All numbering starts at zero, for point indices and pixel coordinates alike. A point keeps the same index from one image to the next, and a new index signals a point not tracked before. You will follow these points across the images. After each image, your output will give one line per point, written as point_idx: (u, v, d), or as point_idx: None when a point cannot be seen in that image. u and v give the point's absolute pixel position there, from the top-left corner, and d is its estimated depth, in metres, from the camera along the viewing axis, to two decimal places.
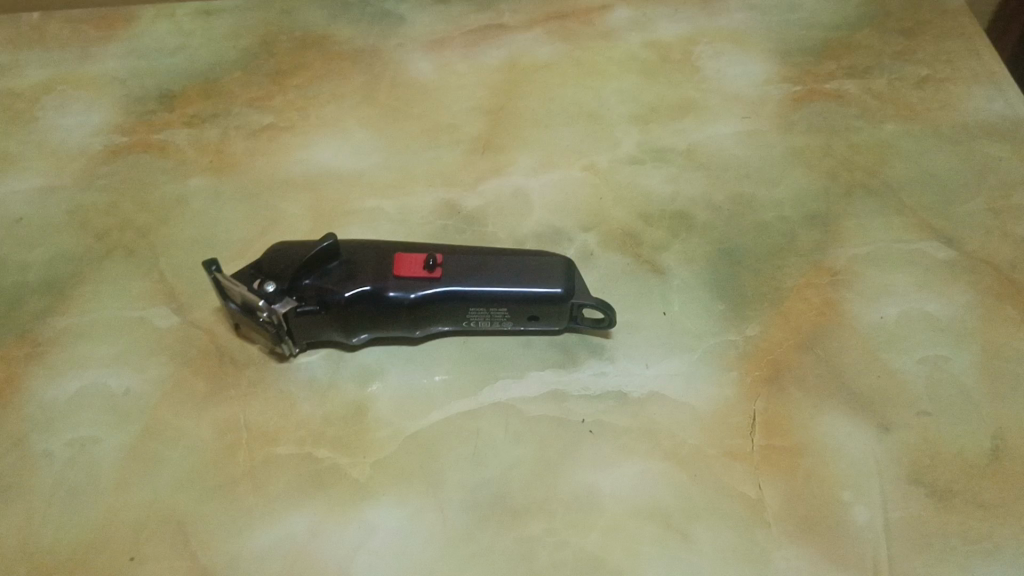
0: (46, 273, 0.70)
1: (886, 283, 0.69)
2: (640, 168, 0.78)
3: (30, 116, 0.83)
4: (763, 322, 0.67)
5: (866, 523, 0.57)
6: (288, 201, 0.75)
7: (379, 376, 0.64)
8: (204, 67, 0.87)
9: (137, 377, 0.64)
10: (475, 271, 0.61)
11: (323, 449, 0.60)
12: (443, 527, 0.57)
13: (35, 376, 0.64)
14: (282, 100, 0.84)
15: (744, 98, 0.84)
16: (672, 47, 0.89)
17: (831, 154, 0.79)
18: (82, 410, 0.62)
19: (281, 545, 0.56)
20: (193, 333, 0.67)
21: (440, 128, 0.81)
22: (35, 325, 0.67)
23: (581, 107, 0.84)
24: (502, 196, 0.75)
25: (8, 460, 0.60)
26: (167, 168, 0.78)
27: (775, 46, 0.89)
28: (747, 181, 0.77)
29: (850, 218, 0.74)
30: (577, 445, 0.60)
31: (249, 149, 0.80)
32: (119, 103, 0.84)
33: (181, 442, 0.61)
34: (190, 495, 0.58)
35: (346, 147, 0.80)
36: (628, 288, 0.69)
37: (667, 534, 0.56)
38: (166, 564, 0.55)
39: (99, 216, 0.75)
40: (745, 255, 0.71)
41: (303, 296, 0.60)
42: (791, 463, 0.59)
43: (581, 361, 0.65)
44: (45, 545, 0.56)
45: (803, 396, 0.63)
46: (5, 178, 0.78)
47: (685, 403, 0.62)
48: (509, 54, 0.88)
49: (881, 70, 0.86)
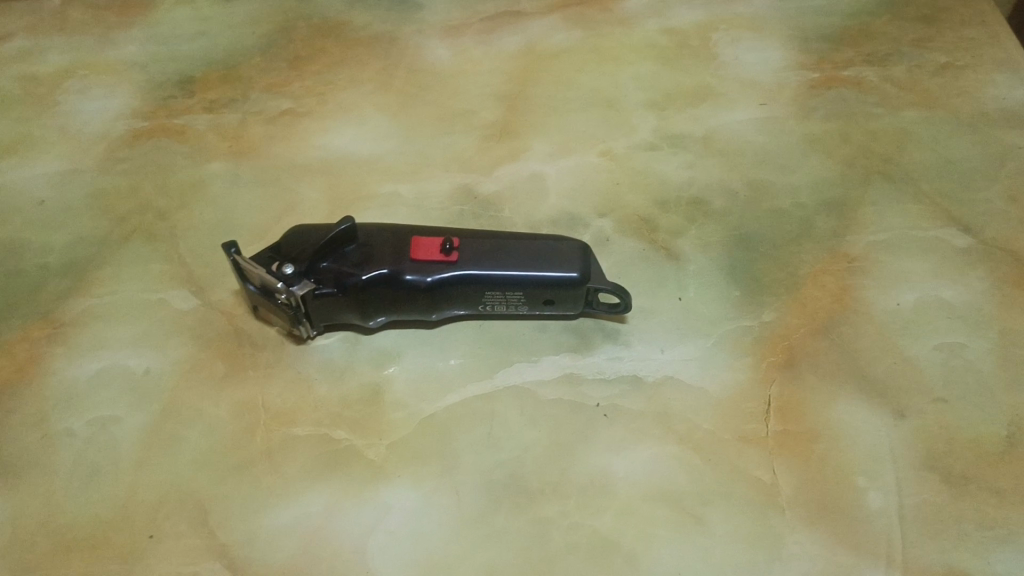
0: (67, 255, 0.71)
1: (902, 269, 0.69)
2: (656, 154, 0.78)
3: (51, 100, 0.84)
4: (779, 308, 0.67)
5: (881, 508, 0.57)
6: (305, 185, 0.76)
7: (396, 359, 0.65)
8: (223, 53, 0.88)
9: (157, 358, 0.65)
10: (492, 255, 0.61)
11: (340, 430, 0.61)
12: (458, 508, 0.57)
13: (57, 356, 0.65)
14: (300, 85, 0.85)
15: (762, 84, 0.84)
16: (689, 34, 0.89)
17: (848, 141, 0.78)
18: (103, 390, 0.63)
19: (299, 524, 0.57)
20: (212, 315, 0.67)
21: (457, 114, 0.82)
22: (57, 306, 0.68)
23: (598, 93, 0.84)
24: (518, 182, 0.75)
25: (30, 438, 0.61)
26: (186, 152, 0.79)
27: (794, 33, 0.88)
28: (764, 168, 0.77)
29: (867, 206, 0.73)
30: (591, 428, 0.61)
31: (267, 133, 0.80)
32: (139, 88, 0.85)
33: (199, 422, 0.62)
34: (209, 474, 0.59)
35: (363, 133, 0.80)
36: (644, 273, 0.69)
37: (680, 517, 0.56)
38: (185, 542, 0.56)
39: (119, 199, 0.75)
40: (761, 241, 0.71)
41: (320, 279, 0.61)
42: (806, 449, 0.59)
43: (596, 346, 0.65)
44: (66, 522, 0.57)
45: (818, 382, 0.63)
46: (27, 161, 0.79)
47: (699, 388, 0.62)
48: (526, 40, 0.88)
49: (900, 57, 0.85)
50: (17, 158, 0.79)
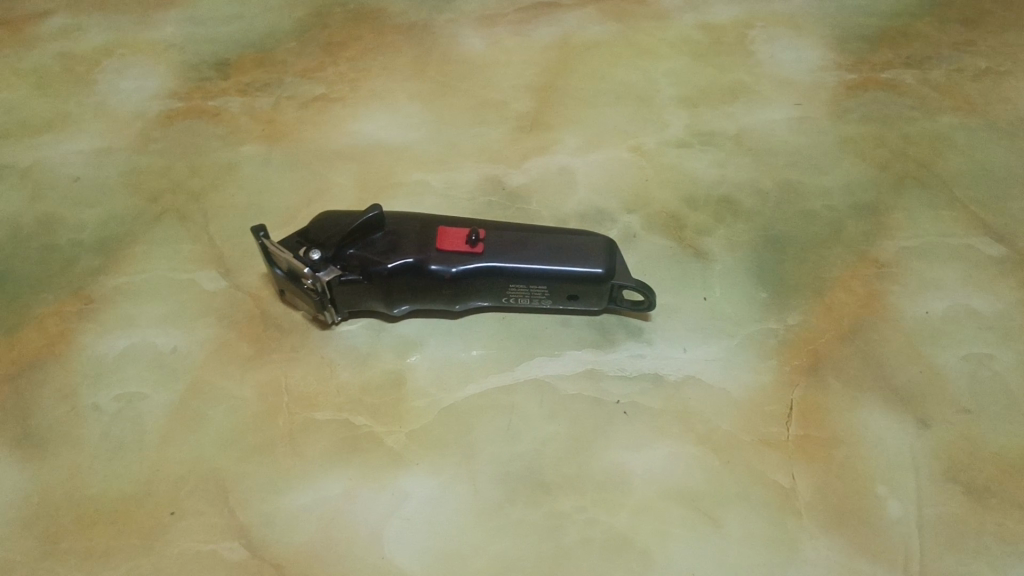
0: (100, 232, 0.72)
1: (932, 277, 0.68)
2: (687, 151, 0.77)
3: (89, 78, 0.85)
4: (805, 311, 0.66)
5: (900, 517, 0.56)
6: (335, 171, 0.76)
7: (418, 347, 0.65)
8: (259, 36, 0.88)
9: (184, 337, 0.66)
10: (517, 248, 0.61)
11: (361, 416, 0.61)
12: (475, 498, 0.58)
13: (87, 332, 0.66)
14: (334, 71, 0.85)
15: (797, 84, 0.83)
16: (726, 31, 0.88)
17: (883, 145, 0.77)
18: (130, 367, 0.64)
19: (317, 507, 0.57)
20: (240, 297, 0.68)
21: (489, 104, 0.82)
22: (89, 283, 0.69)
23: (631, 87, 0.83)
24: (547, 175, 0.75)
25: (58, 412, 0.62)
26: (219, 134, 0.79)
27: (832, 32, 0.87)
28: (796, 168, 0.76)
29: (899, 210, 0.73)
30: (610, 424, 0.61)
31: (299, 118, 0.81)
32: (175, 69, 0.85)
33: (223, 402, 0.62)
34: (231, 454, 0.60)
35: (394, 121, 0.80)
36: (670, 271, 0.69)
37: (697, 517, 0.56)
38: (205, 520, 0.57)
39: (152, 179, 0.76)
40: (790, 243, 0.71)
41: (346, 265, 0.61)
42: (826, 454, 0.59)
43: (618, 342, 0.65)
44: (91, 495, 0.58)
45: (841, 387, 0.62)
46: (64, 138, 0.80)
47: (720, 389, 0.62)
48: (560, 32, 0.88)
49: (940, 61, 0.84)
50: (54, 135, 0.80)
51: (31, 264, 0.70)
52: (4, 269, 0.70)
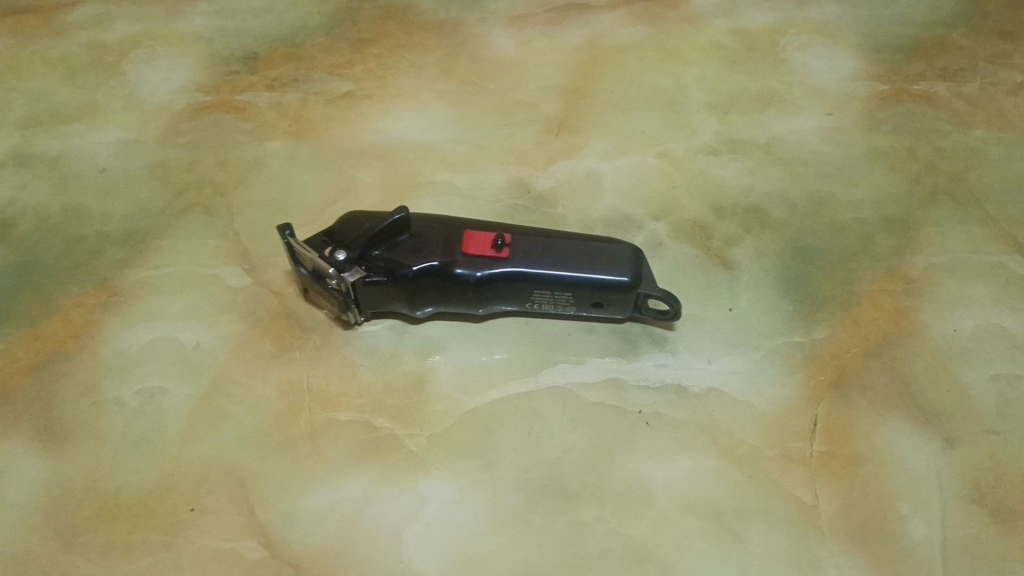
0: (126, 225, 0.73)
1: (962, 294, 0.67)
2: (715, 159, 0.77)
3: (118, 69, 0.85)
4: (832, 326, 0.65)
5: (924, 538, 0.56)
6: (362, 170, 0.76)
7: (441, 349, 0.65)
8: (288, 31, 0.88)
9: (207, 333, 0.66)
10: (543, 254, 0.61)
11: (382, 417, 0.61)
12: (495, 505, 0.57)
13: (111, 325, 0.66)
14: (362, 68, 0.85)
15: (829, 93, 0.82)
16: (758, 37, 0.87)
17: (915, 157, 0.76)
18: (152, 361, 0.64)
19: (336, 509, 0.57)
20: (264, 294, 0.68)
21: (517, 106, 0.81)
22: (114, 275, 0.69)
23: (660, 92, 0.82)
24: (574, 179, 0.75)
25: (81, 405, 0.62)
26: (246, 129, 0.79)
27: (866, 41, 0.86)
28: (826, 179, 0.75)
29: (930, 225, 0.72)
30: (632, 434, 0.60)
31: (326, 115, 0.80)
32: (203, 62, 0.85)
33: (245, 399, 0.62)
34: (252, 452, 0.60)
35: (421, 120, 0.80)
36: (696, 280, 0.68)
37: (717, 531, 0.56)
38: (225, 518, 0.57)
39: (178, 172, 0.76)
40: (818, 255, 0.70)
41: (371, 266, 0.61)
42: (850, 471, 0.58)
43: (642, 351, 0.64)
44: (112, 489, 0.58)
45: (866, 404, 0.62)
46: (91, 129, 0.80)
47: (744, 402, 0.62)
48: (590, 34, 0.87)
49: (975, 73, 0.83)
50: (82, 126, 0.80)
51: (57, 255, 0.71)
52: (30, 259, 0.70)
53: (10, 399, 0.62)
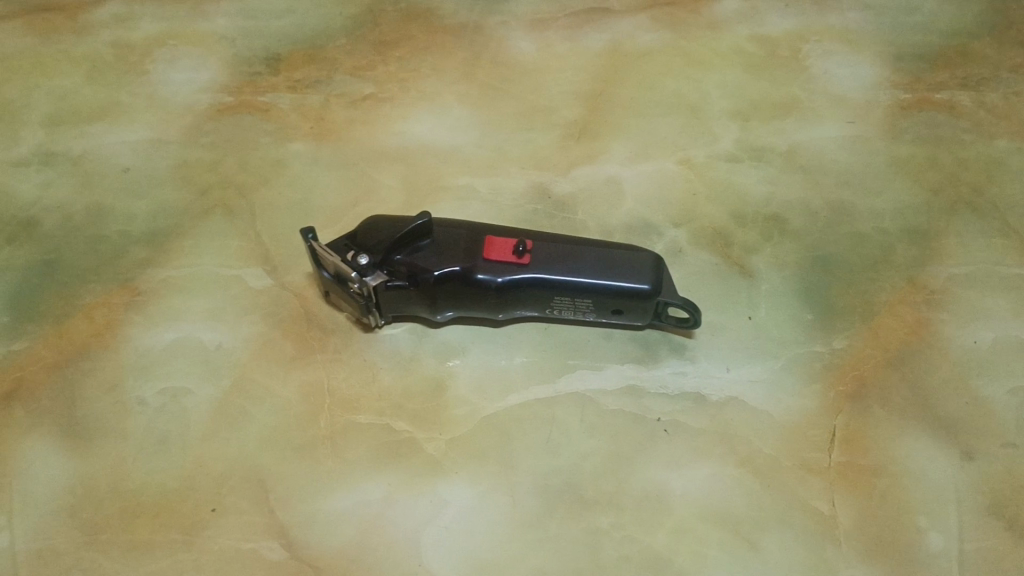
0: (149, 224, 0.73)
1: (983, 306, 0.67)
2: (736, 166, 0.77)
3: (141, 69, 0.86)
4: (852, 336, 0.65)
5: (940, 550, 0.56)
6: (383, 173, 0.76)
7: (461, 353, 0.65)
8: (311, 31, 0.88)
9: (229, 333, 0.66)
10: (564, 260, 0.61)
11: (402, 421, 0.62)
12: (513, 510, 0.58)
13: (134, 324, 0.67)
14: (384, 70, 0.85)
15: (851, 101, 0.82)
16: (780, 43, 0.87)
17: (936, 167, 0.76)
18: (175, 361, 0.65)
19: (356, 511, 0.58)
20: (285, 295, 0.69)
21: (538, 110, 0.81)
22: (137, 275, 0.70)
23: (681, 98, 0.82)
24: (594, 184, 0.75)
25: (104, 403, 0.63)
26: (269, 130, 0.80)
27: (888, 49, 0.86)
28: (846, 188, 0.75)
29: (950, 235, 0.72)
30: (650, 442, 0.61)
31: (348, 117, 0.81)
32: (226, 62, 0.86)
33: (267, 400, 0.63)
34: (273, 453, 0.60)
35: (442, 124, 0.80)
36: (716, 288, 0.68)
37: (735, 541, 0.56)
38: (246, 518, 0.58)
39: (201, 173, 0.77)
40: (838, 265, 0.70)
41: (393, 271, 0.61)
42: (868, 482, 0.59)
43: (661, 358, 0.65)
44: (135, 488, 0.59)
45: (885, 415, 0.62)
46: (115, 128, 0.81)
47: (763, 411, 0.62)
48: (611, 39, 0.87)
49: (998, 83, 0.83)
50: (105, 125, 0.81)
51: (81, 253, 0.71)
52: (55, 258, 0.71)
53: (35, 397, 0.63)
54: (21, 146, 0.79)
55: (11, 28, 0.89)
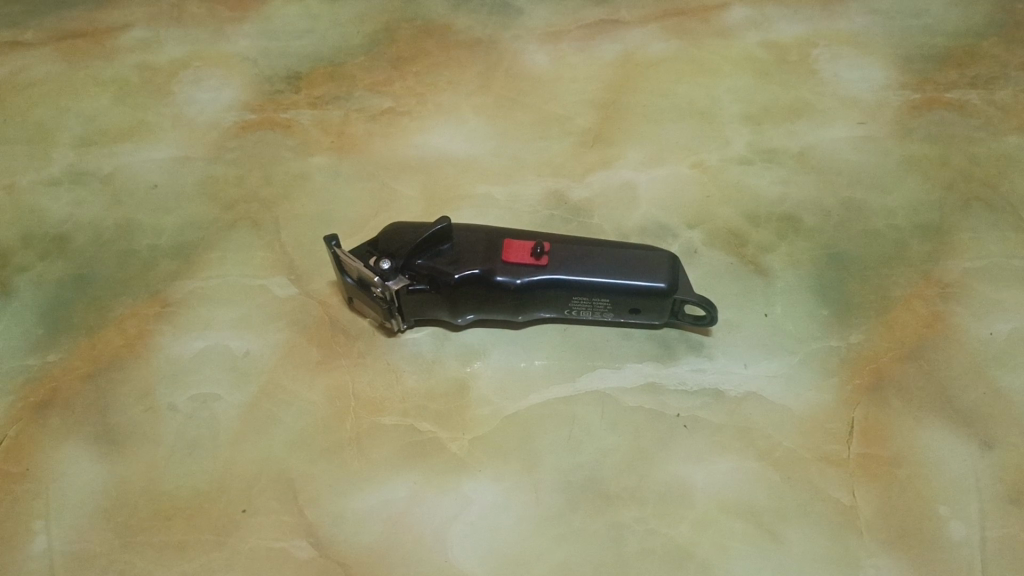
0: (177, 238, 0.75)
1: (998, 299, 0.68)
2: (749, 168, 0.78)
3: (167, 90, 0.88)
4: (868, 330, 0.66)
5: (963, 539, 0.56)
6: (403, 183, 0.78)
7: (481, 355, 0.67)
8: (330, 50, 0.91)
9: (256, 341, 0.68)
10: (581, 261, 0.62)
11: (426, 421, 0.63)
12: (536, 506, 0.59)
13: (164, 333, 0.69)
14: (402, 86, 0.87)
15: (861, 103, 0.83)
16: (790, 49, 0.88)
17: (948, 165, 0.77)
18: (204, 368, 0.67)
19: (383, 509, 0.59)
20: (310, 303, 0.70)
21: (553, 120, 0.83)
22: (166, 286, 0.72)
23: (694, 104, 0.84)
24: (610, 189, 0.77)
25: (136, 411, 0.65)
26: (291, 145, 0.82)
27: (897, 51, 0.87)
28: (859, 187, 0.76)
29: (964, 231, 0.72)
30: (669, 438, 0.61)
31: (368, 131, 0.83)
32: (249, 81, 0.88)
33: (294, 404, 0.64)
34: (301, 455, 0.62)
35: (459, 134, 0.82)
36: (732, 286, 0.69)
37: (757, 532, 0.57)
38: (274, 518, 0.59)
39: (226, 188, 0.79)
40: (852, 261, 0.71)
41: (415, 275, 0.63)
42: (888, 473, 0.59)
43: (679, 356, 0.66)
44: (167, 492, 0.60)
45: (903, 406, 0.62)
46: (143, 147, 0.83)
47: (781, 405, 0.63)
48: (623, 49, 0.89)
49: (1007, 80, 0.84)
50: (133, 145, 0.83)
51: (111, 267, 0.73)
52: (86, 272, 0.73)
53: (69, 406, 0.65)
54: (52, 166, 0.82)
55: (41, 54, 0.92)
